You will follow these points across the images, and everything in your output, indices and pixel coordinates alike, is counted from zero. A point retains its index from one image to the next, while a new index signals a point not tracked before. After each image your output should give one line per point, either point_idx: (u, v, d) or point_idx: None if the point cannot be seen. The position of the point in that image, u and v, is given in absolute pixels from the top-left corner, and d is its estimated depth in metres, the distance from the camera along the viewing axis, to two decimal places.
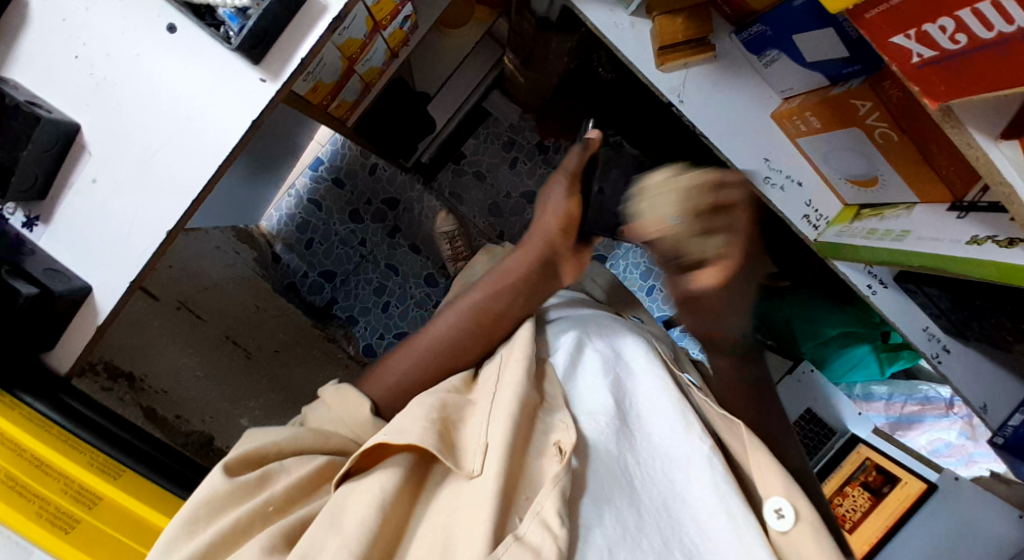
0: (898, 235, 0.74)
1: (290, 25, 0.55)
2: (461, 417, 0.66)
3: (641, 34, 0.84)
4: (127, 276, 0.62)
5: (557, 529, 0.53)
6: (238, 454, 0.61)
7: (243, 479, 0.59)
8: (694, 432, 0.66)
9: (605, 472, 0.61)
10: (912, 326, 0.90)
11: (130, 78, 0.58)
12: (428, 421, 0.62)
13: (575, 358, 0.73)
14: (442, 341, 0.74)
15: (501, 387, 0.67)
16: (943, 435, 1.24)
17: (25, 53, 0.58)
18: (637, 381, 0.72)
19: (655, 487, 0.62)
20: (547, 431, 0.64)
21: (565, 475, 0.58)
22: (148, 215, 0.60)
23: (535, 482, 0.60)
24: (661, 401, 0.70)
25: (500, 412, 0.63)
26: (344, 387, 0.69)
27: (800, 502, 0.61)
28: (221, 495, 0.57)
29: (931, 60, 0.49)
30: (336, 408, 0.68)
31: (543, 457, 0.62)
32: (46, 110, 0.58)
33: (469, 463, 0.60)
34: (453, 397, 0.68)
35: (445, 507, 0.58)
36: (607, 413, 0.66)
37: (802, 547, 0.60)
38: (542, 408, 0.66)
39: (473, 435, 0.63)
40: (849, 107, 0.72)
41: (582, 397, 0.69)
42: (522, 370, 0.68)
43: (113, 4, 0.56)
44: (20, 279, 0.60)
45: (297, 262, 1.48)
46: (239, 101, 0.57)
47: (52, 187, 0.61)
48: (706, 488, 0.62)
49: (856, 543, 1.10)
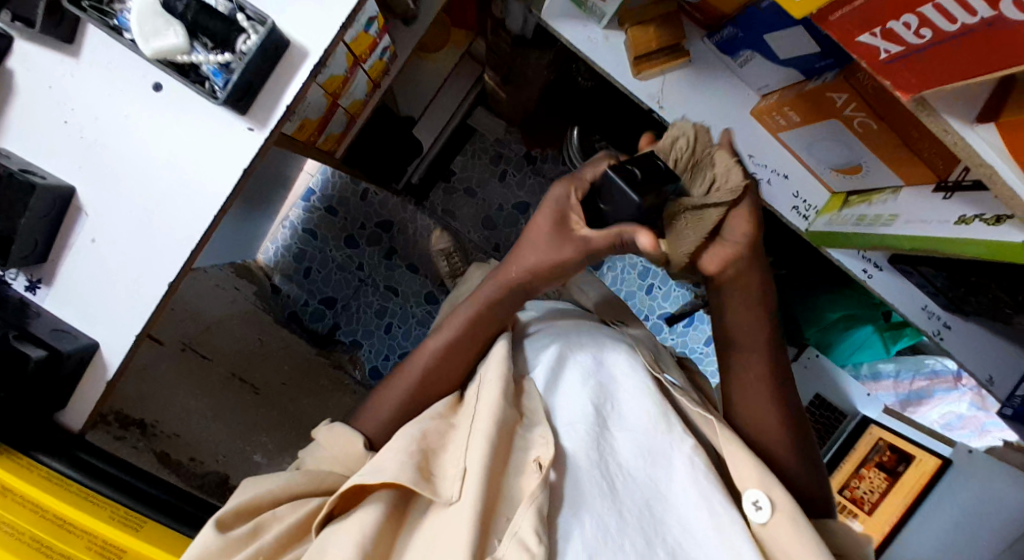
0: (886, 221, 0.75)
1: (273, 77, 0.56)
2: (441, 445, 0.67)
3: (616, 44, 0.85)
4: (133, 330, 0.62)
5: (535, 547, 0.55)
6: (232, 506, 0.62)
7: (235, 532, 0.60)
8: (677, 434, 0.68)
9: (587, 480, 0.62)
10: (910, 306, 0.90)
11: (119, 138, 0.59)
12: (408, 453, 0.63)
13: (556, 369, 0.73)
14: (422, 371, 0.75)
15: (479, 409, 0.68)
16: (954, 408, 1.26)
17: (16, 122, 0.59)
18: (619, 385, 0.72)
19: (638, 488, 0.63)
20: (525, 448, 0.65)
21: (542, 492, 0.59)
22: (152, 270, 0.61)
23: (513, 499, 0.62)
24: (643, 403, 0.70)
25: (478, 434, 0.65)
26: (337, 427, 0.71)
27: (774, 491, 0.64)
28: (216, 549, 0.59)
29: (897, 55, 0.49)
30: (328, 448, 0.70)
31: (524, 474, 0.63)
32: (40, 176, 0.58)
33: (446, 490, 0.62)
34: (436, 423, 0.70)
35: (425, 540, 0.60)
36: (590, 420, 0.67)
37: (782, 538, 0.62)
38: (521, 425, 0.68)
39: (452, 462, 0.65)
40: (826, 100, 0.73)
41: (562, 408, 0.69)
42: (498, 387, 0.69)
43: (98, 68, 0.57)
44: (27, 341, 0.60)
45: (296, 291, 1.49)
46: (231, 151, 0.58)
47: (53, 251, 0.61)
48: (690, 486, 0.64)
49: (876, 524, 1.10)
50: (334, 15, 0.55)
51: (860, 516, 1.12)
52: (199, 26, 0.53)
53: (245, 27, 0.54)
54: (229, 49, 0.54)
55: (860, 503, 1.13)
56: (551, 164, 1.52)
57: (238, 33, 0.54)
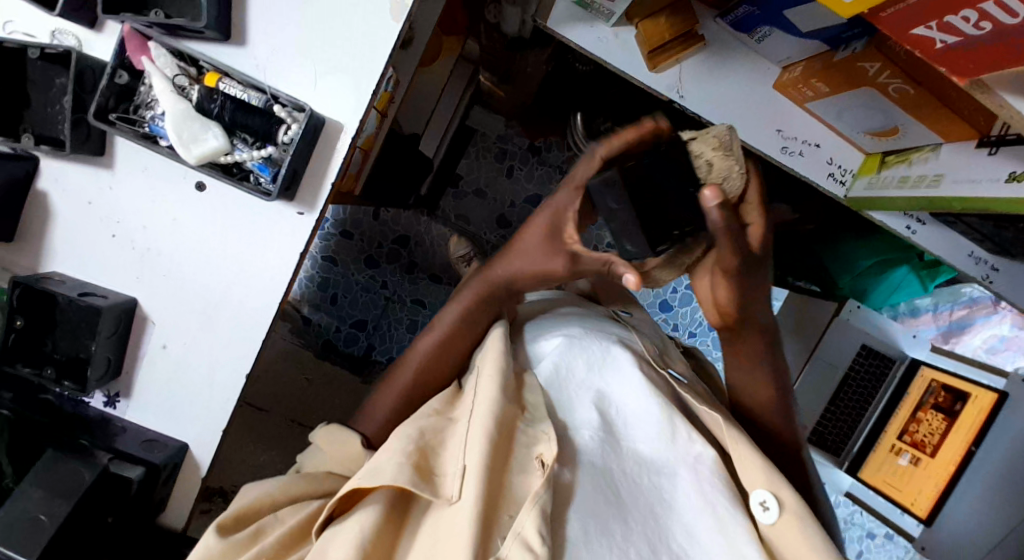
0: (931, 182, 0.74)
1: (312, 158, 0.58)
2: (441, 441, 0.63)
3: (628, 41, 0.83)
4: (220, 426, 0.63)
5: (539, 548, 0.51)
6: (231, 512, 0.62)
7: (236, 536, 0.60)
8: (681, 441, 0.63)
9: (594, 486, 0.57)
10: (957, 255, 0.89)
11: (173, 240, 0.59)
12: (405, 454, 0.59)
13: (561, 359, 0.68)
14: (426, 362, 0.75)
15: (477, 403, 0.63)
16: (997, 331, 1.26)
17: (67, 244, 0.60)
18: (619, 385, 0.67)
19: (643, 495, 0.59)
20: (531, 443, 0.61)
21: (545, 491, 0.54)
22: (224, 365, 0.62)
23: (516, 498, 0.57)
24: (651, 403, 0.65)
25: (477, 429, 0.60)
26: (332, 430, 0.70)
27: (783, 491, 0.60)
28: (216, 553, 0.59)
29: (952, 45, 0.49)
30: (326, 452, 0.69)
31: (528, 473, 0.59)
32: (101, 296, 0.59)
33: (447, 489, 0.58)
34: (433, 420, 0.65)
35: (429, 536, 0.56)
36: (594, 426, 0.63)
37: (789, 540, 0.59)
38: (525, 419, 0.63)
39: (451, 460, 0.61)
40: (857, 69, 0.71)
41: (566, 408, 0.65)
42: (494, 383, 0.63)
43: (137, 176, 0.58)
44: (123, 462, 0.60)
45: (327, 320, 1.42)
46: (286, 235, 0.59)
47: (125, 363, 0.62)
48: (694, 493, 0.60)
49: (939, 466, 1.07)
50: (363, 87, 0.57)
51: (923, 460, 1.09)
52: (238, 125, 0.56)
53: (284, 118, 0.56)
54: (270, 141, 0.56)
55: (921, 447, 1.10)
56: (557, 152, 1.51)
57: (278, 125, 0.56)
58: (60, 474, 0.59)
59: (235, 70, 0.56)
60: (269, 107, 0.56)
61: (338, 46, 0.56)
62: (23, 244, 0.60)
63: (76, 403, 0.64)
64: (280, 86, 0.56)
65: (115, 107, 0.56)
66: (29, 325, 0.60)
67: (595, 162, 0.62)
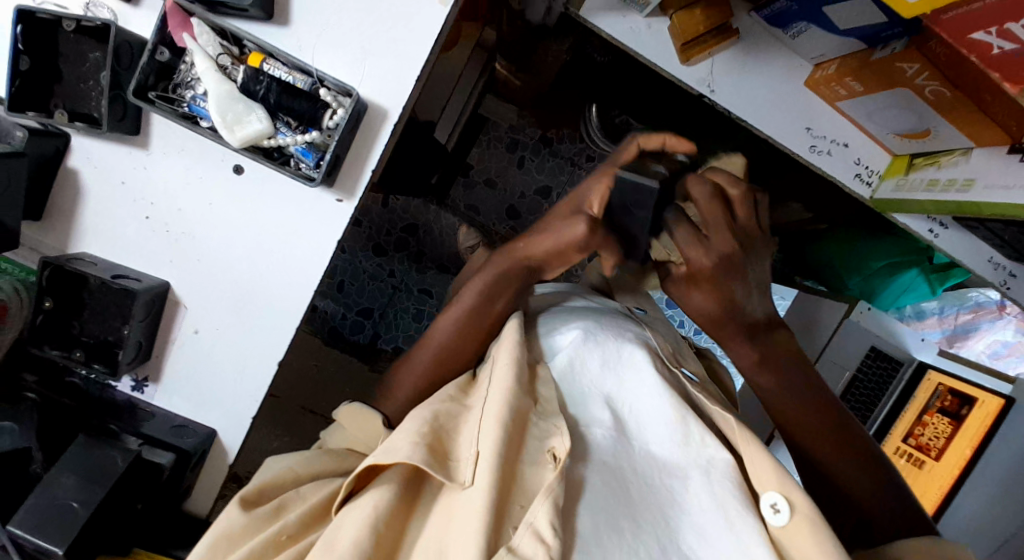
0: (962, 185, 0.74)
1: (351, 147, 0.58)
2: (455, 427, 0.63)
3: (659, 33, 0.82)
4: (250, 412, 0.63)
5: (551, 539, 0.51)
6: (254, 486, 0.61)
7: (259, 510, 0.59)
8: (694, 444, 0.63)
9: (604, 485, 0.57)
10: (975, 259, 0.89)
11: (207, 222, 0.59)
12: (420, 436, 0.59)
13: (577, 355, 0.68)
14: (443, 345, 0.73)
15: (491, 392, 0.63)
16: (1001, 337, 1.22)
17: (100, 224, 0.60)
18: (629, 383, 0.67)
19: (653, 496, 0.58)
20: (543, 437, 0.60)
21: (559, 484, 0.54)
22: (258, 350, 0.62)
23: (529, 491, 0.57)
24: (662, 403, 0.64)
25: (490, 419, 0.60)
26: (356, 406, 0.68)
27: (794, 493, 0.59)
28: (237, 528, 0.58)
29: (1010, 51, 0.49)
30: (351, 429, 0.68)
31: (539, 466, 0.59)
32: (135, 279, 0.59)
33: (461, 474, 0.57)
34: (448, 405, 0.65)
35: (443, 519, 0.56)
36: (606, 423, 0.63)
37: (801, 542, 0.57)
38: (536, 413, 0.62)
39: (466, 445, 0.60)
40: (894, 70, 0.71)
41: (578, 404, 0.65)
42: (510, 371, 0.63)
43: (173, 156, 0.58)
44: (155, 448, 0.60)
45: (332, 307, 1.39)
46: (319, 221, 0.59)
47: (155, 347, 0.62)
48: (704, 496, 0.59)
49: (945, 470, 1.07)
50: (408, 72, 0.56)
51: (927, 463, 1.10)
52: (281, 107, 0.54)
53: (329, 102, 0.56)
54: (315, 126, 0.55)
55: (927, 450, 1.11)
56: (569, 143, 1.48)
57: (325, 109, 0.55)
58: (97, 462, 0.59)
59: (279, 51, 0.55)
60: (314, 90, 0.56)
61: (367, 29, 0.55)
62: (52, 222, 0.60)
63: (102, 388, 0.64)
64: (325, 69, 0.56)
65: (154, 85, 0.55)
66: (56, 307, 0.59)
67: (634, 147, 0.71)
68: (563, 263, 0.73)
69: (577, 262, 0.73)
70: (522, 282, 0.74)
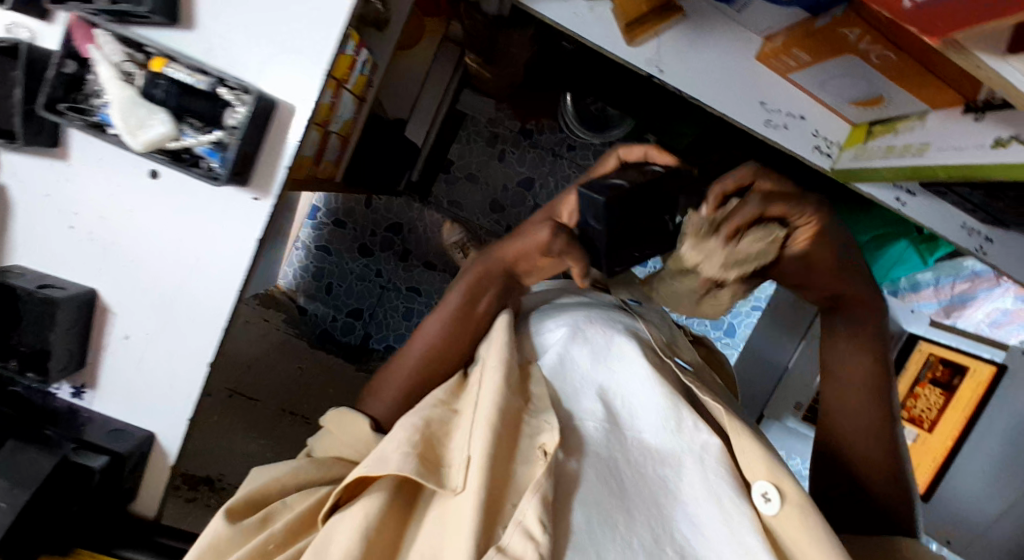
0: (917, 150, 0.71)
1: (263, 143, 0.59)
2: (446, 431, 0.62)
3: (602, 15, 0.79)
4: (183, 414, 0.65)
5: (539, 537, 0.51)
6: (242, 496, 0.61)
7: (246, 521, 0.59)
8: (688, 430, 0.61)
9: (597, 476, 0.57)
10: (949, 227, 0.86)
11: (128, 231, 0.61)
12: (412, 445, 0.58)
13: (566, 348, 0.67)
14: (432, 345, 0.71)
15: (482, 394, 0.62)
16: (1000, 304, 1.07)
17: (32, 234, 0.62)
18: (619, 373, 0.65)
19: (647, 486, 0.57)
20: (534, 433, 0.59)
21: (547, 478, 0.54)
22: (187, 350, 0.63)
23: (519, 486, 0.57)
24: (653, 393, 0.63)
25: (481, 420, 0.60)
26: (342, 412, 0.68)
27: (785, 482, 0.58)
28: (225, 538, 0.58)
29: (921, 3, 0.47)
30: (336, 433, 0.68)
31: (532, 463, 0.58)
32: (60, 287, 0.61)
33: (452, 480, 0.57)
34: (440, 410, 0.64)
35: (434, 526, 0.56)
36: (596, 415, 0.61)
37: (790, 530, 0.57)
38: (529, 411, 0.61)
39: (457, 448, 0.60)
40: (837, 37, 0.69)
41: (571, 396, 0.63)
42: (500, 372, 0.63)
43: (93, 168, 0.60)
44: (87, 451, 0.62)
45: (322, 309, 1.40)
46: (240, 221, 0.60)
47: (89, 354, 0.64)
48: (699, 484, 0.58)
49: (937, 442, 1.03)
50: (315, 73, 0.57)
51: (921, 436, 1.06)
52: (184, 110, 0.57)
53: (230, 100, 0.57)
54: (219, 126, 0.57)
55: (920, 422, 1.07)
56: (549, 134, 1.47)
57: (224, 108, 0.57)
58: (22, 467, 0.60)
59: (179, 54, 0.56)
60: (214, 90, 0.57)
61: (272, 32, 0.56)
62: None
63: (44, 396, 0.66)
64: (227, 70, 0.57)
65: (64, 97, 0.57)
66: None
67: (613, 160, 0.67)
68: (532, 268, 0.70)
69: (546, 267, 0.70)
70: (501, 285, 0.72)
